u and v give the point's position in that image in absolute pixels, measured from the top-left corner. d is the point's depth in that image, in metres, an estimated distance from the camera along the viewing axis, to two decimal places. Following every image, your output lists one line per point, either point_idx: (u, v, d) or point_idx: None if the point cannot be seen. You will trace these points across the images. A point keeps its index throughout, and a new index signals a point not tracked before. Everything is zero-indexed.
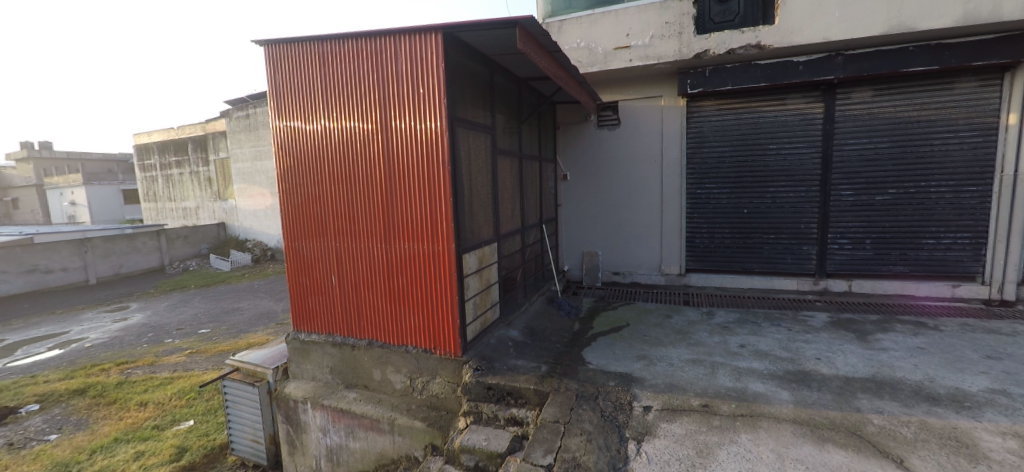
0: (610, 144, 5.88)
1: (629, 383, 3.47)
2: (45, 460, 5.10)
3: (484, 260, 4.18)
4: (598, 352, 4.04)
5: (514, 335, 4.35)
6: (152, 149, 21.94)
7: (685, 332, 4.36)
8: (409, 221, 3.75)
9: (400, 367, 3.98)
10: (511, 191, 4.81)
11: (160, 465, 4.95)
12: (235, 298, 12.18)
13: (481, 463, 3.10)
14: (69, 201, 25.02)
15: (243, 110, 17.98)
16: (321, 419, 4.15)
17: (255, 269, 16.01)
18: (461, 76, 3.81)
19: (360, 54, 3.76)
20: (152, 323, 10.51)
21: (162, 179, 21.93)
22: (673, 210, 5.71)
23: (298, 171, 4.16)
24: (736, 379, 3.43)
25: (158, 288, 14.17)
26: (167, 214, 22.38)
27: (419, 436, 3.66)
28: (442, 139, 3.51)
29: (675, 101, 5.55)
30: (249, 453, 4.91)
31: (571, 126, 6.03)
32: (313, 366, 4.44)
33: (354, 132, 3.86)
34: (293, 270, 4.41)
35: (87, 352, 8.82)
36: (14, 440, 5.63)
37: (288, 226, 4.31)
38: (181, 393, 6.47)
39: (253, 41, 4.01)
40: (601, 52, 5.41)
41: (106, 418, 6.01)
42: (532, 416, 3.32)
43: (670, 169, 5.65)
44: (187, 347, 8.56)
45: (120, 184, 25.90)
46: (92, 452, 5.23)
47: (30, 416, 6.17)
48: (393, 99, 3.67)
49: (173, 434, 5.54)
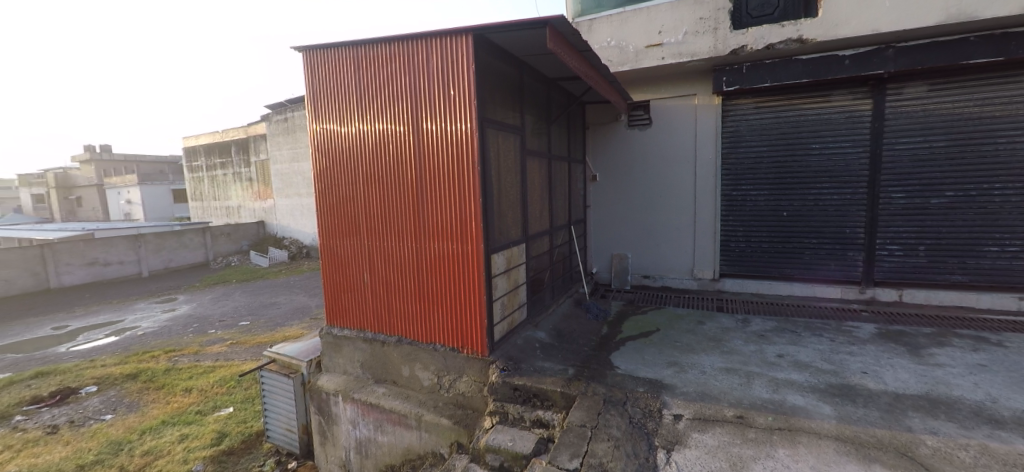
0: (642, 144, 5.73)
1: (659, 390, 3.36)
2: (100, 438, 5.43)
3: (513, 261, 4.16)
4: (627, 356, 3.94)
5: (541, 337, 4.29)
6: (199, 150, 23.07)
7: (719, 340, 4.19)
8: (439, 222, 3.77)
9: (428, 364, 4.00)
10: (540, 192, 4.76)
11: (202, 449, 5.18)
12: (272, 293, 12.66)
13: (507, 464, 3.07)
14: (125, 200, 26.74)
15: (282, 113, 18.66)
16: (352, 412, 4.23)
17: (292, 266, 16.61)
18: (491, 77, 3.80)
19: (392, 57, 3.81)
20: (197, 314, 11.07)
21: (208, 180, 23.06)
22: (708, 212, 5.50)
23: (333, 172, 4.26)
24: (773, 390, 3.26)
25: (204, 282, 14.92)
26: (212, 212, 23.49)
27: (446, 434, 3.67)
28: (471, 140, 3.51)
29: (710, 99, 5.35)
30: (283, 441, 5.07)
31: (601, 126, 5.92)
32: (345, 361, 4.53)
33: (386, 134, 3.92)
34: (328, 267, 4.53)
35: (139, 340, 9.38)
36: (74, 418, 6.04)
37: (323, 225, 4.44)
38: (222, 381, 6.77)
39: (293, 48, 4.16)
40: (632, 50, 5.28)
41: (155, 402, 6.35)
42: (558, 419, 3.27)
43: (704, 169, 5.45)
44: (228, 338, 8.96)
45: (171, 184, 27.50)
46: (142, 433, 5.53)
47: (89, 397, 6.60)
48: (424, 101, 3.70)
49: (213, 420, 5.79)
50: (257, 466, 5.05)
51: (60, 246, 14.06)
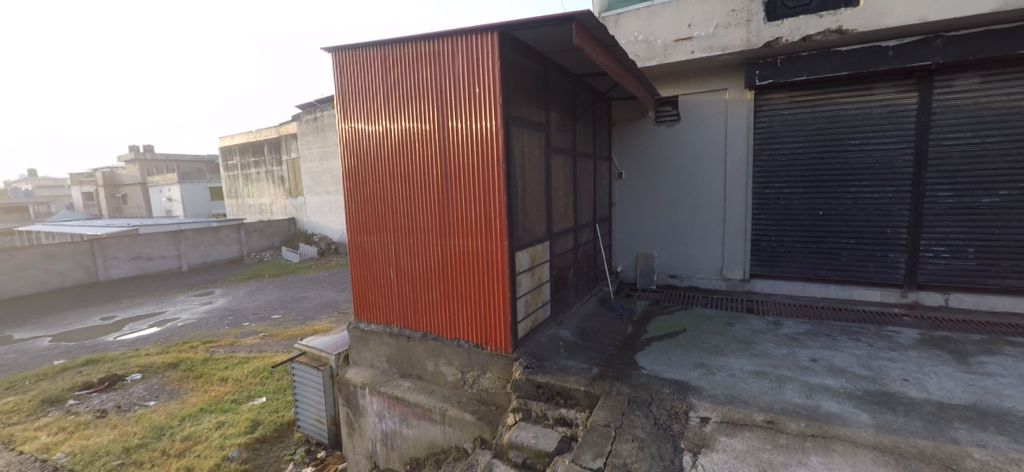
0: (669, 141, 5.61)
1: (685, 391, 3.29)
2: (144, 423, 5.72)
3: (537, 259, 4.15)
4: (652, 357, 3.88)
5: (564, 335, 4.27)
6: (234, 150, 23.88)
7: (749, 342, 4.08)
8: (464, 219, 3.79)
9: (452, 359, 4.03)
10: (565, 189, 4.72)
11: (237, 436, 5.38)
12: (302, 288, 13.04)
13: (530, 461, 3.07)
14: (167, 197, 28.00)
15: (312, 113, 19.11)
16: (378, 404, 4.32)
17: (322, 261, 17.05)
18: (516, 75, 3.78)
19: (419, 56, 3.84)
20: (232, 307, 11.50)
21: (242, 178, 23.88)
22: (738, 210, 5.34)
23: (361, 170, 4.34)
24: (807, 395, 3.15)
25: (239, 276, 15.48)
26: (246, 210, 24.31)
27: (469, 430, 3.70)
28: (496, 137, 3.51)
29: (741, 94, 5.18)
30: (313, 431, 5.25)
31: (628, 123, 5.82)
32: (372, 355, 4.61)
33: (413, 132, 3.96)
34: (356, 263, 4.62)
35: (179, 331, 9.82)
36: (121, 403, 6.38)
37: (352, 222, 4.53)
38: (256, 372, 7.02)
39: (323, 49, 4.25)
40: (660, 45, 5.17)
41: (194, 390, 6.65)
42: (582, 418, 3.24)
43: (734, 167, 5.30)
44: (261, 331, 9.28)
45: (208, 182, 28.63)
46: (182, 419, 5.80)
47: (134, 384, 6.96)
48: (450, 100, 3.72)
49: (248, 408, 6.02)
50: (288, 454, 5.22)
51: (107, 241, 14.84)
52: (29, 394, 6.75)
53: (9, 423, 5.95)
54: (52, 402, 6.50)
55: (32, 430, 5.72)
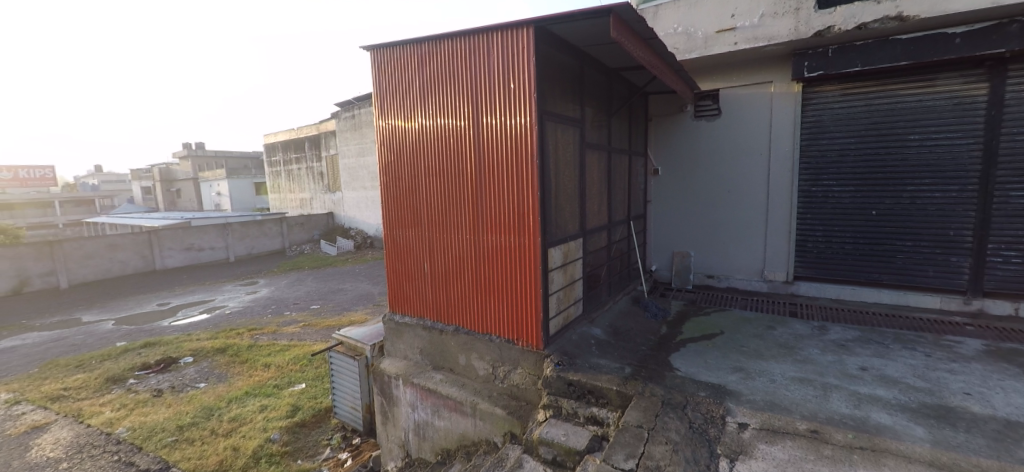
0: (709, 136, 5.42)
1: (723, 396, 3.18)
2: (195, 403, 6.07)
3: (570, 255, 4.11)
4: (687, 359, 3.77)
5: (596, 334, 4.22)
6: (277, 146, 24.80)
7: (792, 347, 3.90)
8: (497, 215, 3.80)
9: (483, 354, 4.06)
10: (599, 186, 4.64)
11: (279, 419, 5.63)
12: (340, 280, 13.47)
13: (560, 458, 3.06)
14: (216, 192, 29.50)
15: (350, 110, 19.60)
16: (411, 395, 4.40)
17: (358, 255, 17.53)
18: (551, 70, 3.74)
19: (454, 52, 3.85)
20: (275, 297, 12.01)
21: (285, 174, 24.82)
22: (782, 208, 5.11)
23: (397, 166, 4.42)
24: (855, 406, 2.98)
25: (281, 268, 16.14)
26: (287, 204, 25.27)
27: (499, 424, 3.72)
28: (530, 133, 3.48)
29: (788, 87, 4.93)
30: (349, 418, 5.45)
31: (665, 117, 5.66)
32: (405, 346, 4.70)
33: (447, 129, 3.99)
34: (391, 257, 4.72)
35: (227, 318, 10.35)
36: (175, 384, 6.79)
37: (387, 216, 4.64)
38: (296, 359, 7.30)
39: (362, 48, 4.35)
40: (701, 36, 5.00)
41: (240, 374, 7.00)
42: (613, 418, 3.20)
43: (779, 163, 5.06)
44: (301, 320, 9.65)
45: (254, 178, 29.95)
46: (229, 401, 6.12)
47: (186, 366, 7.40)
48: (484, 96, 3.71)
49: (289, 393, 6.28)
50: (325, 439, 5.42)
51: (164, 233, 15.77)
52: (95, 373, 7.29)
53: (78, 399, 6.44)
54: (114, 380, 6.99)
55: (97, 406, 6.17)
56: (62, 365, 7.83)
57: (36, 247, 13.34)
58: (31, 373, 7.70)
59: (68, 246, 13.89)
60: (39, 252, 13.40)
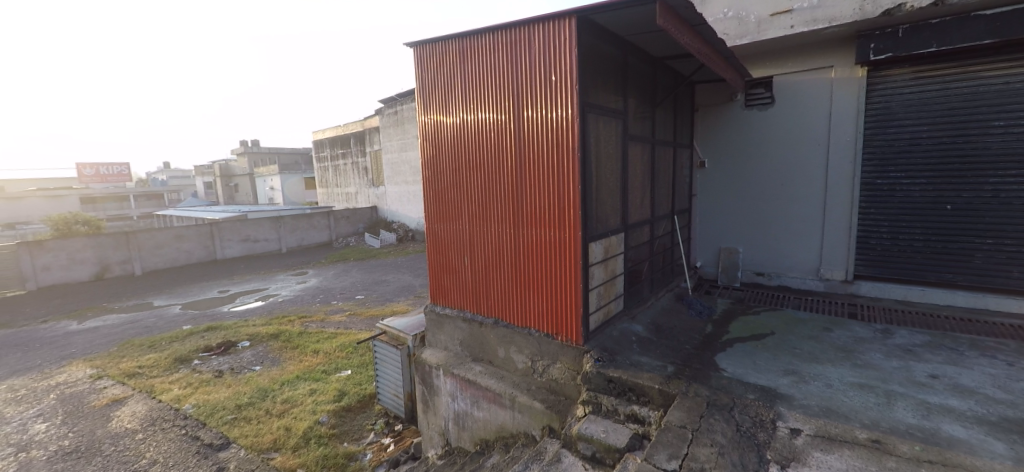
0: (761, 125, 5.14)
1: (773, 399, 3.03)
2: (252, 385, 6.45)
3: (611, 250, 4.03)
4: (735, 359, 3.62)
5: (638, 330, 4.12)
6: (325, 143, 25.73)
7: (851, 351, 3.66)
8: (538, 209, 3.77)
9: (522, 347, 4.06)
10: (641, 180, 4.51)
11: (327, 403, 5.88)
12: (383, 272, 13.88)
13: (599, 455, 3.01)
14: (270, 187, 31.10)
15: (392, 106, 20.03)
16: (451, 385, 4.48)
17: (400, 248, 18.00)
18: (594, 60, 3.65)
19: (495, 46, 3.84)
20: (323, 287, 12.54)
21: (332, 169, 25.80)
22: (842, 202, 4.78)
23: (439, 160, 4.48)
24: (923, 416, 2.76)
25: (329, 259, 16.83)
26: (334, 198, 26.25)
27: (538, 417, 3.72)
28: (572, 126, 3.42)
29: (851, 72, 4.59)
30: (391, 405, 5.62)
31: (713, 107, 5.42)
32: (446, 337, 4.78)
33: (488, 123, 4.00)
34: (433, 250, 4.81)
35: (279, 306, 10.91)
36: (234, 366, 7.24)
37: (429, 210, 4.72)
38: (342, 347, 7.60)
39: (406, 45, 4.43)
40: (753, 20, 4.74)
41: (291, 359, 7.37)
42: (655, 417, 3.12)
43: (839, 154, 4.73)
44: (346, 310, 10.04)
45: (304, 173, 31.33)
46: (282, 384, 6.46)
47: (243, 350, 7.87)
48: (525, 89, 3.68)
49: (336, 379, 6.56)
50: (370, 424, 5.62)
51: (224, 225, 16.82)
52: (164, 353, 7.89)
53: (151, 376, 7.00)
54: (181, 361, 7.54)
55: (167, 383, 6.69)
56: (137, 345, 8.52)
57: (114, 238, 14.55)
58: (111, 351, 8.44)
59: (142, 237, 15.06)
60: (117, 242, 14.60)
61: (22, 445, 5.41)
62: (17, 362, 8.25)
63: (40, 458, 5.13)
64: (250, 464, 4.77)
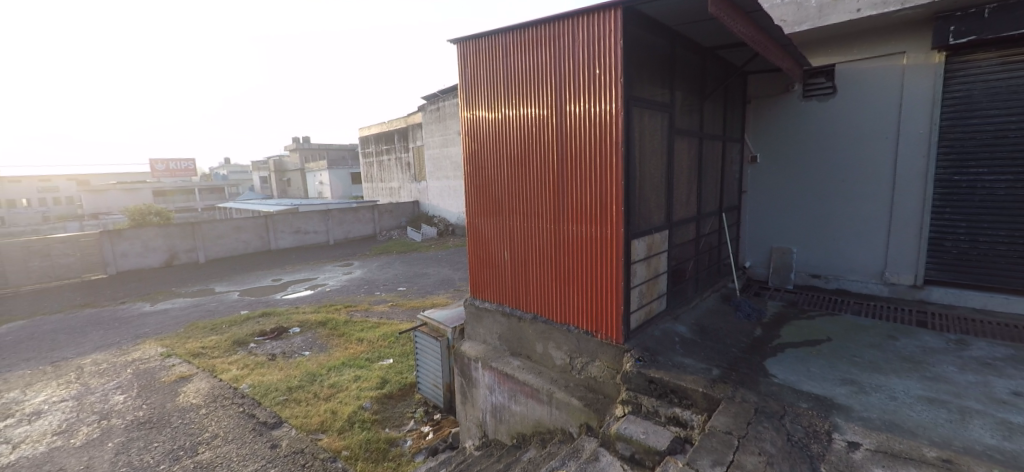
0: (820, 117, 4.83)
1: (829, 409, 2.85)
2: (302, 369, 6.77)
3: (654, 248, 3.91)
4: (786, 365, 3.43)
5: (681, 331, 3.99)
6: (370, 139, 26.48)
7: (919, 362, 3.38)
8: (579, 204, 3.70)
9: (561, 344, 4.02)
10: (687, 176, 4.34)
11: (370, 389, 6.08)
12: (424, 265, 14.19)
13: (638, 456, 2.95)
14: (319, 181, 32.45)
15: (435, 103, 20.30)
16: (489, 378, 4.51)
17: (441, 241, 18.32)
18: (640, 52, 3.53)
19: (538, 40, 3.80)
20: (367, 278, 12.97)
21: (376, 165, 26.60)
22: (911, 200, 4.42)
23: (481, 155, 4.49)
24: (1003, 437, 2.52)
25: (373, 251, 17.38)
26: (378, 192, 27.04)
27: (576, 415, 3.68)
28: (616, 120, 3.33)
29: (925, 58, 4.22)
30: (431, 395, 5.74)
31: (768, 98, 5.13)
32: (485, 331, 4.81)
33: (530, 118, 3.96)
34: (474, 244, 4.85)
35: (327, 295, 11.39)
36: (286, 351, 7.64)
37: (470, 204, 4.75)
38: (385, 336, 7.84)
39: (450, 41, 4.47)
40: (814, 5, 4.44)
41: (338, 346, 7.68)
42: (699, 421, 3.01)
43: (909, 148, 4.37)
44: (389, 301, 10.34)
45: (350, 168, 32.46)
46: (329, 369, 6.74)
47: (294, 336, 8.28)
48: (568, 83, 3.61)
49: (378, 367, 6.77)
50: (410, 412, 5.77)
51: (278, 218, 17.71)
52: (224, 336, 8.42)
53: (213, 356, 7.49)
54: (239, 343, 8.03)
55: (226, 363, 7.14)
56: (200, 328, 9.14)
57: (182, 228, 15.62)
58: (178, 332, 9.10)
59: (205, 227, 16.09)
60: (184, 232, 15.67)
61: (104, 413, 5.94)
62: (100, 339, 9.05)
63: (119, 426, 5.62)
64: (299, 443, 5.01)
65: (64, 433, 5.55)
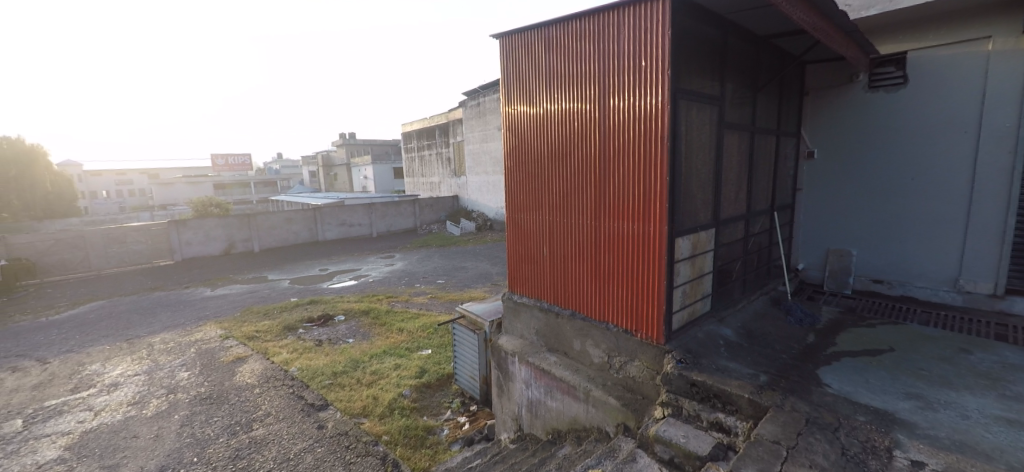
0: (888, 109, 4.48)
1: (890, 424, 2.66)
2: (346, 355, 7.02)
3: (700, 247, 3.77)
4: (842, 375, 3.23)
5: (727, 334, 3.83)
6: (412, 134, 27.02)
7: (997, 379, 3.09)
8: (621, 200, 3.61)
9: (599, 342, 3.95)
10: (737, 172, 4.14)
11: (410, 378, 6.23)
12: (462, 258, 14.38)
13: (678, 460, 2.86)
14: (363, 175, 33.48)
15: (475, 98, 20.43)
16: (526, 373, 4.51)
17: (479, 236, 18.49)
18: (688, 42, 3.39)
19: (581, 33, 3.73)
20: (408, 270, 13.29)
21: (418, 160, 27.13)
22: (992, 199, 4.03)
23: (521, 150, 4.48)
24: None
25: (414, 244, 17.77)
26: (419, 186, 27.57)
27: (613, 414, 3.62)
28: (662, 114, 3.21)
29: (1013, 44, 3.82)
30: (468, 386, 5.82)
31: (828, 90, 4.82)
32: (522, 326, 4.80)
33: (572, 112, 3.90)
34: (513, 239, 4.85)
35: (370, 285, 11.76)
36: (331, 337, 7.96)
37: (510, 199, 4.75)
38: (424, 327, 8.01)
39: (492, 36, 4.48)
40: None
41: (379, 335, 7.92)
42: (743, 428, 2.89)
43: (991, 143, 3.99)
44: (429, 293, 10.55)
45: (393, 162, 33.28)
46: (371, 357, 6.96)
47: (339, 323, 8.61)
48: (612, 76, 3.53)
49: (418, 357, 6.93)
50: (447, 402, 5.88)
51: (326, 210, 18.43)
52: (276, 321, 8.88)
53: (266, 340, 7.91)
54: (289, 328, 8.44)
55: (278, 347, 7.52)
56: (255, 312, 9.67)
57: (239, 219, 16.54)
58: (235, 316, 9.66)
59: (260, 219, 16.96)
60: (241, 223, 16.59)
61: (171, 388, 6.40)
62: (167, 320, 9.75)
63: (184, 400, 6.03)
64: (344, 425, 5.20)
65: (137, 404, 6.02)
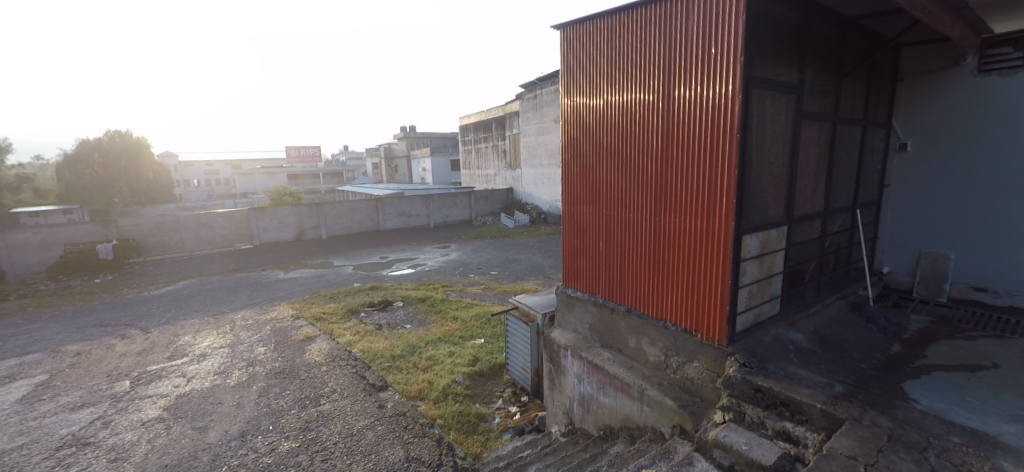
0: (1001, 96, 3.97)
1: (991, 449, 2.39)
2: (404, 340, 7.33)
3: (770, 245, 3.55)
4: (932, 390, 2.93)
5: (797, 339, 3.59)
6: (469, 127, 27.48)
7: None
8: (684, 195, 3.47)
9: (656, 340, 3.84)
10: (815, 166, 3.85)
11: (463, 366, 6.39)
12: (516, 251, 14.48)
13: (739, 467, 2.74)
14: (422, 168, 34.53)
15: (532, 91, 20.34)
16: (578, 368, 4.49)
17: (533, 229, 18.52)
18: (764, 27, 3.17)
19: (646, 20, 3.60)
20: (463, 260, 13.59)
21: (474, 153, 27.55)
22: None
23: (580, 142, 4.43)
24: None
25: (469, 235, 18.12)
26: (475, 179, 27.99)
27: (669, 415, 3.53)
28: (731, 105, 3.04)
29: None
30: (519, 377, 5.89)
31: (926, 75, 4.35)
32: (576, 320, 4.76)
33: (634, 103, 3.79)
34: (569, 232, 4.81)
35: (426, 274, 12.16)
36: (390, 322, 8.33)
37: (567, 191, 4.71)
38: (477, 317, 8.17)
39: (554, 27, 4.44)
40: None
41: (435, 322, 8.18)
42: (814, 440, 2.71)
43: None
44: (482, 283, 10.74)
45: (450, 155, 34.05)
46: (427, 343, 7.21)
47: (397, 309, 8.99)
48: (678, 65, 3.38)
49: (471, 345, 7.09)
50: (498, 391, 5.98)
51: (387, 201, 19.23)
52: (341, 304, 9.41)
53: (332, 321, 8.42)
54: (352, 312, 8.93)
55: (342, 329, 7.98)
56: (322, 295, 10.31)
57: (309, 208, 17.65)
58: (305, 298, 10.35)
59: (327, 208, 18.01)
60: (311, 211, 17.71)
61: (250, 361, 6.99)
62: (247, 299, 10.63)
63: (261, 373, 6.57)
64: (401, 407, 5.44)
65: (221, 374, 6.63)
